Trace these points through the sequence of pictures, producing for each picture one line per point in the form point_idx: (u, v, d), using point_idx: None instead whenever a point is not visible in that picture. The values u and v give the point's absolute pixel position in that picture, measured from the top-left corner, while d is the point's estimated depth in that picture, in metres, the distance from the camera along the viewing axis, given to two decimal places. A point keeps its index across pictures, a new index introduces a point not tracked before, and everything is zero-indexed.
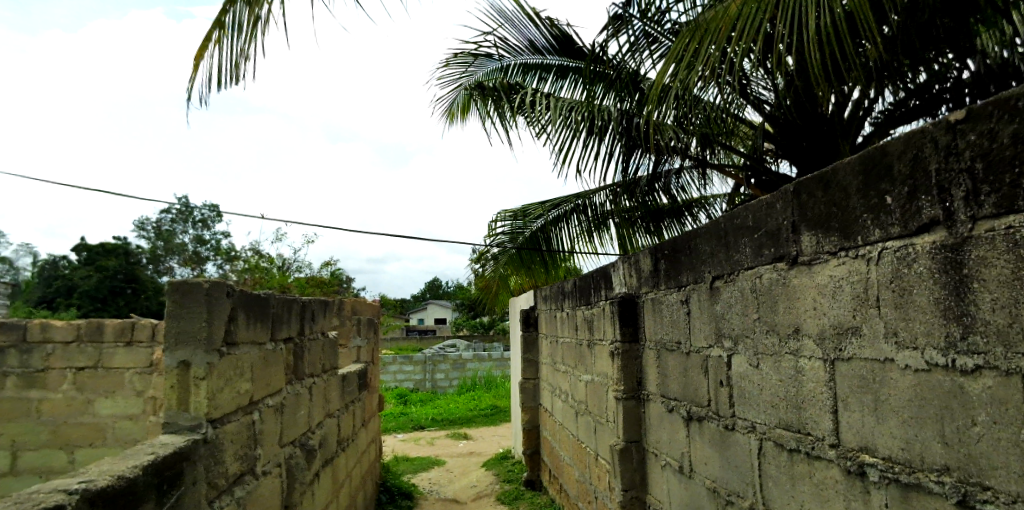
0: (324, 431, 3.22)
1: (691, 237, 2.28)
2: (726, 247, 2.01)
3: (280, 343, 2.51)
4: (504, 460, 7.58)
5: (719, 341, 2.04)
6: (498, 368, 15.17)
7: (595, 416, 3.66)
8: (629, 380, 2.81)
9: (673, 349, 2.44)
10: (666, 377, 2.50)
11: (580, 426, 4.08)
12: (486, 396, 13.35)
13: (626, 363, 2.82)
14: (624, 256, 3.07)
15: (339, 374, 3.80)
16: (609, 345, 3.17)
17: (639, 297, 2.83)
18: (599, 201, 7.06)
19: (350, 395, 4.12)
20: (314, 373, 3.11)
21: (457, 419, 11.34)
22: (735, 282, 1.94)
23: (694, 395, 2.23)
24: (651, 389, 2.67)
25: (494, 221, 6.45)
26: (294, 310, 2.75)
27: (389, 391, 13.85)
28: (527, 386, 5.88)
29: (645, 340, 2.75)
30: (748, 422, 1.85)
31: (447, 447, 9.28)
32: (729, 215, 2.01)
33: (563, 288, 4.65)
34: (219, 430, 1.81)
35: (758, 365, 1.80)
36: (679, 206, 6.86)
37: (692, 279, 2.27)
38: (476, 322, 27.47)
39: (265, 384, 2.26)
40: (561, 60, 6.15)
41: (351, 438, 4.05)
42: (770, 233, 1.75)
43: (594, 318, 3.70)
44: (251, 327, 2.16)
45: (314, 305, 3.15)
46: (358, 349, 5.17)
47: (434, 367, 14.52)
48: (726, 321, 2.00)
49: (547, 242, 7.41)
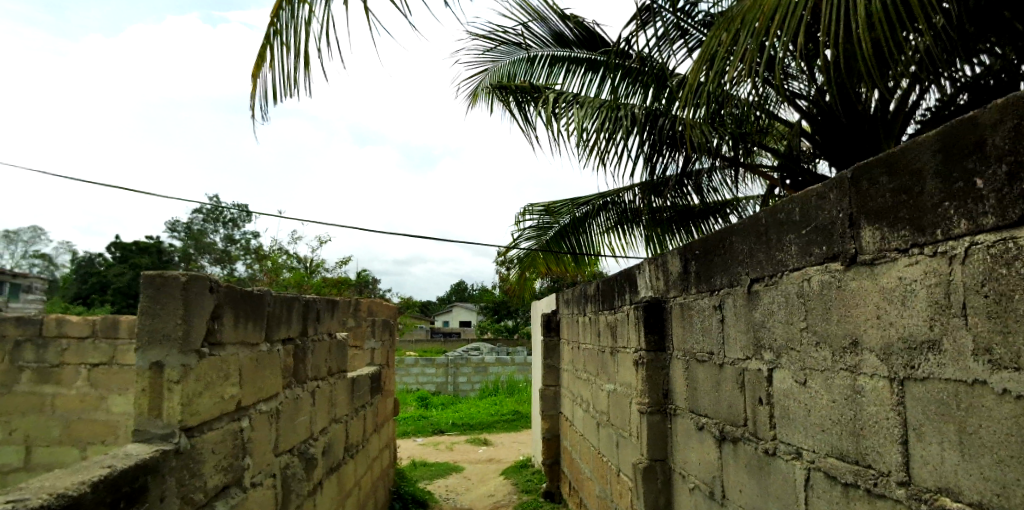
0: (328, 437, 3.07)
1: (726, 234, 2.04)
2: (767, 245, 1.76)
3: (276, 345, 2.34)
4: (524, 468, 7.35)
5: (758, 352, 1.80)
6: (521, 373, 14.94)
7: (617, 429, 3.41)
8: (654, 392, 2.57)
9: (704, 359, 2.19)
10: (695, 391, 2.26)
11: (600, 438, 3.83)
12: (508, 402, 13.13)
13: (652, 374, 2.58)
14: (650, 257, 2.83)
15: (349, 377, 3.65)
16: (633, 353, 2.93)
17: (667, 301, 2.58)
18: (628, 200, 6.86)
19: (361, 399, 3.97)
20: (318, 375, 2.95)
21: (477, 424, 11.13)
22: (778, 286, 1.69)
23: (727, 413, 1.98)
24: (679, 403, 2.42)
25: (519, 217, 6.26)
26: (295, 309, 2.59)
27: (410, 393, 13.77)
28: (547, 393, 5.65)
29: (673, 348, 2.50)
30: (791, 447, 1.60)
31: (466, 452, 9.09)
32: (771, 208, 1.77)
33: (585, 292, 4.42)
34: (195, 439, 1.65)
35: (805, 382, 1.55)
36: (710, 208, 6.58)
37: (726, 282, 2.02)
38: (500, 326, 27.28)
39: (256, 388, 2.10)
40: (588, 53, 5.91)
41: (360, 445, 3.88)
42: (822, 228, 1.50)
43: (617, 323, 3.46)
44: (242, 327, 2.00)
45: (321, 302, 2.99)
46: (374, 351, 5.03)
47: (456, 370, 14.37)
48: (766, 330, 1.75)
49: (573, 239, 7.21)
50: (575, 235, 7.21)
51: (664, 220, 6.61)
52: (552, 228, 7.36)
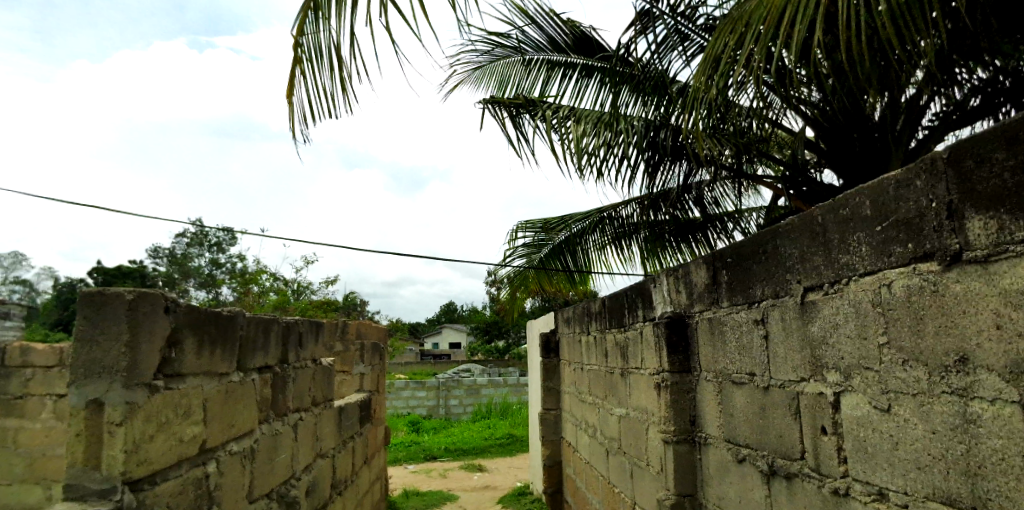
0: (313, 475, 2.74)
1: (767, 237, 1.79)
2: (827, 247, 1.51)
3: (251, 374, 2.03)
4: (522, 497, 6.97)
5: (818, 373, 1.53)
6: (515, 394, 14.56)
7: (631, 457, 3.11)
8: (680, 419, 2.28)
9: (742, 381, 1.92)
10: (732, 417, 1.98)
11: (610, 467, 3.52)
12: (502, 425, 12.73)
13: (678, 398, 2.30)
14: (668, 268, 2.57)
15: (336, 406, 3.32)
16: (651, 375, 2.65)
17: (691, 316, 2.32)
18: (626, 215, 6.62)
19: (349, 429, 3.63)
20: (301, 407, 2.63)
21: (471, 449, 10.70)
22: (845, 294, 1.43)
23: (778, 443, 1.71)
24: (710, 432, 2.14)
25: (513, 232, 6.01)
26: (273, 333, 2.28)
27: (400, 418, 13.30)
28: (547, 418, 5.32)
29: (701, 370, 2.23)
30: (873, 487, 1.33)
31: (459, 480, 8.68)
32: (828, 204, 1.52)
33: (589, 309, 4.14)
34: (145, 494, 1.33)
35: (889, 409, 1.29)
36: (711, 220, 6.38)
37: (770, 293, 1.77)
38: (491, 346, 26.84)
39: (226, 425, 1.78)
40: (584, 60, 5.75)
41: (348, 480, 3.53)
42: (905, 223, 1.25)
43: (628, 342, 3.19)
44: (208, 354, 1.69)
45: (304, 324, 2.68)
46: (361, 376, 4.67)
47: (447, 393, 13.95)
48: (830, 347, 1.49)
49: (570, 255, 6.96)
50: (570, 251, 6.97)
51: (664, 235, 6.40)
52: (547, 244, 7.13)
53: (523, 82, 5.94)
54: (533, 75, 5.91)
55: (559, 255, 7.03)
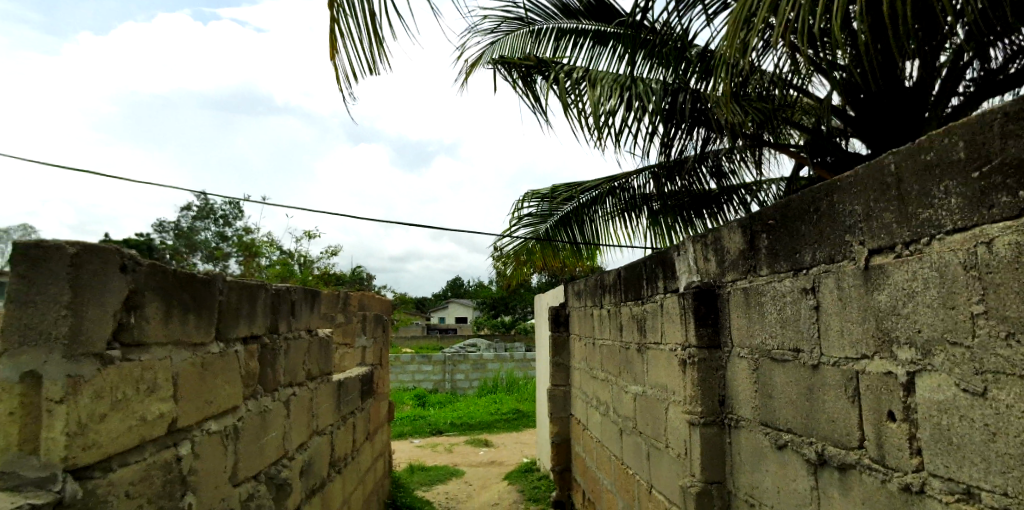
0: (310, 453, 2.57)
1: (821, 194, 1.55)
2: (900, 201, 1.26)
3: (234, 346, 1.83)
4: (529, 473, 6.88)
5: (886, 350, 1.31)
6: (521, 369, 14.48)
7: (647, 438, 2.93)
8: (709, 399, 2.07)
9: (785, 359, 1.70)
10: (771, 399, 1.77)
11: (624, 447, 3.35)
12: (508, 399, 12.67)
13: (708, 376, 2.08)
14: (696, 234, 2.33)
15: (335, 381, 3.15)
16: (674, 351, 2.44)
17: (722, 286, 2.08)
18: (637, 185, 6.35)
19: (350, 405, 3.47)
20: (294, 381, 2.44)
21: (477, 423, 10.64)
22: (924, 257, 1.20)
23: (829, 430, 1.50)
24: (743, 414, 1.94)
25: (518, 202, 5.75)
26: (261, 302, 2.07)
27: (406, 392, 13.26)
28: (555, 394, 5.15)
29: (732, 344, 2.01)
30: (957, 486, 1.12)
31: (465, 454, 8.61)
32: (903, 149, 1.27)
33: (602, 282, 3.92)
34: (97, 483, 1.14)
35: (984, 394, 1.06)
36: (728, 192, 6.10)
37: (824, 258, 1.53)
38: (497, 321, 26.79)
39: (203, 402, 1.59)
40: (598, 26, 5.44)
41: (349, 457, 3.38)
42: (1015, 165, 1.00)
43: (646, 316, 2.97)
44: (179, 322, 1.49)
45: (297, 291, 2.47)
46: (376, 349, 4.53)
47: (453, 367, 13.89)
48: (902, 320, 1.26)
49: (578, 226, 6.71)
50: (577, 222, 6.73)
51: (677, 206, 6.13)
52: (554, 214, 6.83)
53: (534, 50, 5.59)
54: (545, 42, 5.58)
55: (567, 226, 6.78)
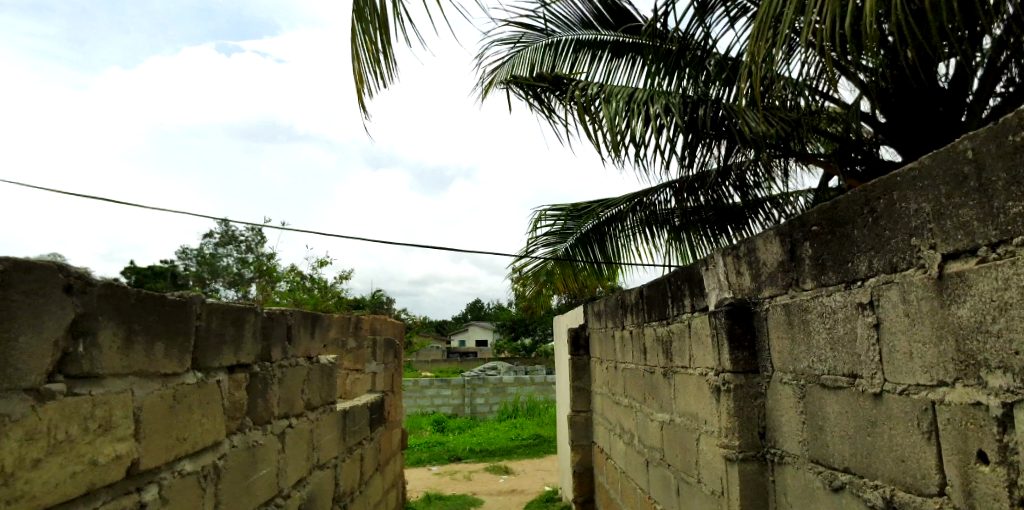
0: (309, 490, 2.38)
1: (878, 193, 1.34)
2: (976, 196, 1.05)
3: (216, 375, 1.67)
4: (550, 503, 6.55)
5: (970, 375, 1.08)
6: (541, 393, 14.14)
7: (677, 471, 2.67)
8: (747, 431, 1.83)
9: (838, 386, 1.47)
10: (822, 431, 1.53)
11: (651, 480, 3.08)
12: (529, 424, 12.33)
13: (745, 405, 1.85)
14: (726, 246, 2.12)
15: (341, 409, 2.96)
16: (707, 375, 2.20)
17: (762, 302, 1.86)
18: (659, 201, 6.11)
19: (357, 435, 3.27)
20: (293, 412, 2.26)
21: (497, 450, 10.32)
22: (1012, 262, 0.97)
23: (898, 470, 1.26)
24: (788, 448, 1.69)
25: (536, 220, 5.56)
26: (250, 326, 1.91)
27: (424, 417, 13.00)
28: (576, 420, 4.88)
29: (774, 368, 1.77)
30: None
31: (484, 483, 8.29)
32: (975, 133, 1.06)
33: (623, 301, 3.70)
34: None
35: None
36: (754, 204, 5.84)
37: (885, 268, 1.31)
38: (517, 343, 26.44)
39: (173, 439, 1.42)
40: (616, 36, 5.31)
41: (357, 491, 3.18)
42: None
43: (673, 336, 2.74)
44: (144, 350, 1.33)
45: (294, 315, 2.31)
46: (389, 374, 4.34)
47: (473, 391, 13.62)
48: (989, 338, 1.03)
49: (599, 245, 6.49)
50: (598, 240, 6.51)
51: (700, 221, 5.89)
52: (573, 233, 6.63)
53: (553, 64, 5.46)
54: (563, 55, 5.46)
55: (588, 244, 6.56)
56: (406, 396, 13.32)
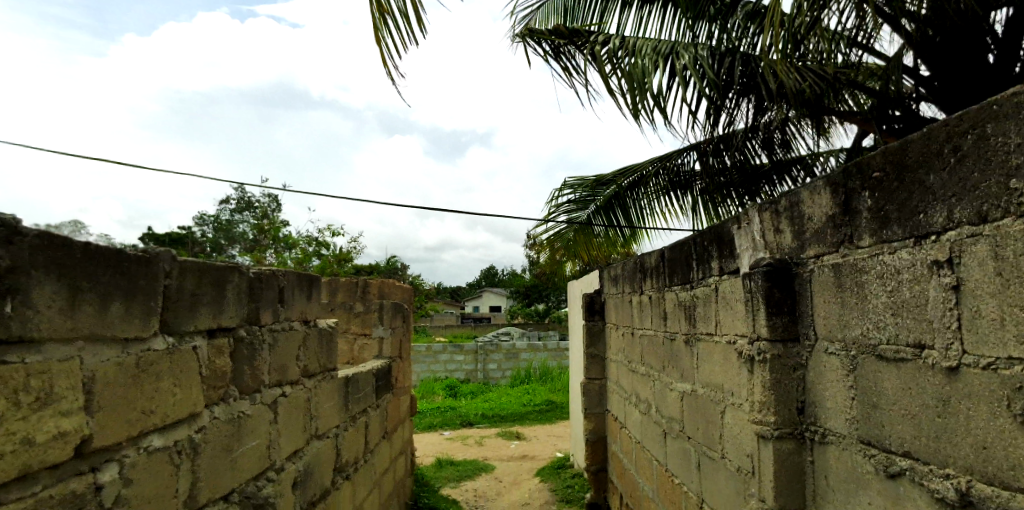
0: (306, 460, 2.25)
1: (962, 127, 1.09)
2: None
3: (189, 341, 1.51)
4: (562, 470, 6.51)
5: None
6: (554, 359, 14.10)
7: (698, 445, 2.50)
8: (784, 407, 1.63)
9: (899, 358, 1.25)
10: (876, 410, 1.32)
11: (668, 452, 2.93)
12: (541, 390, 12.32)
13: (782, 378, 1.64)
14: (764, 201, 1.89)
15: (344, 376, 2.83)
16: (738, 345, 2.00)
17: (807, 263, 1.63)
18: (682, 164, 5.82)
19: (363, 403, 3.16)
20: (286, 380, 2.11)
21: (509, 415, 10.32)
22: None
23: (975, 460, 1.06)
24: (832, 426, 1.49)
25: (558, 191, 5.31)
26: (234, 288, 1.75)
27: (438, 381, 13.07)
28: (589, 388, 4.74)
29: (820, 337, 1.56)
30: None
31: (497, 448, 8.30)
32: None
33: (642, 265, 3.49)
34: None
35: None
36: (783, 165, 5.50)
37: (968, 218, 1.07)
38: (530, 310, 26.40)
39: (131, 411, 1.27)
40: None
41: (361, 460, 3.07)
42: None
43: (698, 302, 2.53)
44: (95, 312, 1.17)
45: (287, 277, 2.14)
46: (399, 340, 4.21)
47: (486, 357, 13.61)
48: None
49: (619, 212, 6.25)
50: (620, 208, 6.26)
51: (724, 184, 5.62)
52: (594, 201, 6.38)
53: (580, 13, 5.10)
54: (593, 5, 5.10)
55: (608, 212, 6.31)
56: (420, 361, 13.37)
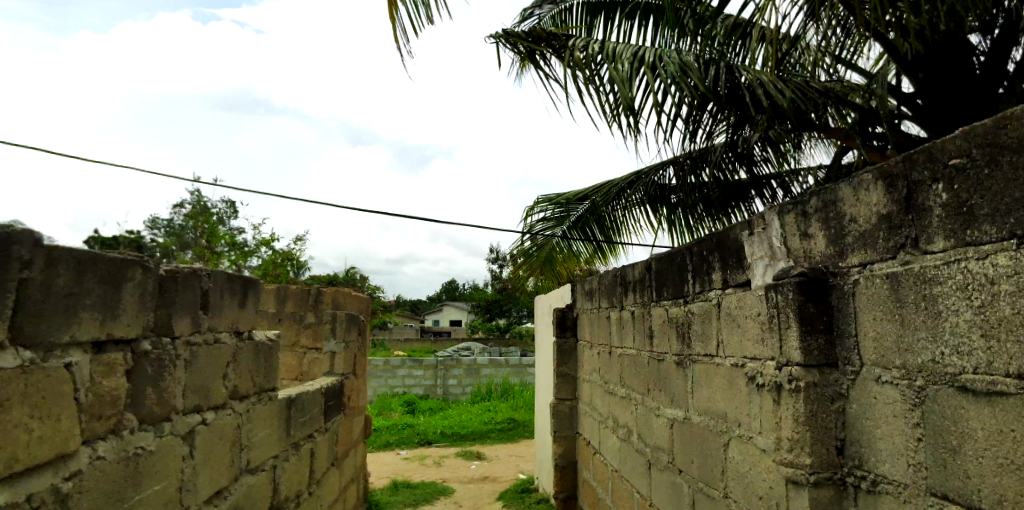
0: (232, 501, 1.84)
1: None
2: None
3: (61, 355, 1.12)
4: (527, 495, 6.13)
5: None
6: (517, 375, 13.73)
7: (692, 479, 2.22)
8: (821, 445, 1.37)
9: (995, 393, 1.00)
10: (958, 456, 1.06)
11: (653, 485, 2.64)
12: (503, 407, 11.93)
13: (817, 410, 1.39)
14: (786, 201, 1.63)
15: (285, 397, 2.42)
16: (756, 367, 1.74)
17: (850, 273, 1.38)
18: (660, 178, 5.67)
19: (309, 428, 2.74)
20: (210, 403, 1.72)
21: (469, 434, 9.88)
22: None
23: None
24: (886, 471, 1.24)
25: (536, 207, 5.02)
26: (137, 287, 1.36)
27: (395, 397, 12.48)
28: (560, 410, 4.42)
29: (869, 361, 1.30)
30: None
31: (455, 469, 7.85)
32: None
33: (623, 278, 3.21)
34: None
35: None
36: (761, 181, 5.42)
37: None
38: (492, 324, 25.97)
39: None
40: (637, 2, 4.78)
41: (305, 494, 2.65)
42: None
43: (694, 319, 2.26)
44: None
45: (213, 279, 1.74)
46: (355, 354, 3.79)
47: (446, 372, 13.12)
48: None
49: (596, 227, 6.05)
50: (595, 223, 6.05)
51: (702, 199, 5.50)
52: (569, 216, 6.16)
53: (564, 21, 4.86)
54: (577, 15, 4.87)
55: (584, 227, 6.09)
56: (377, 375, 12.77)
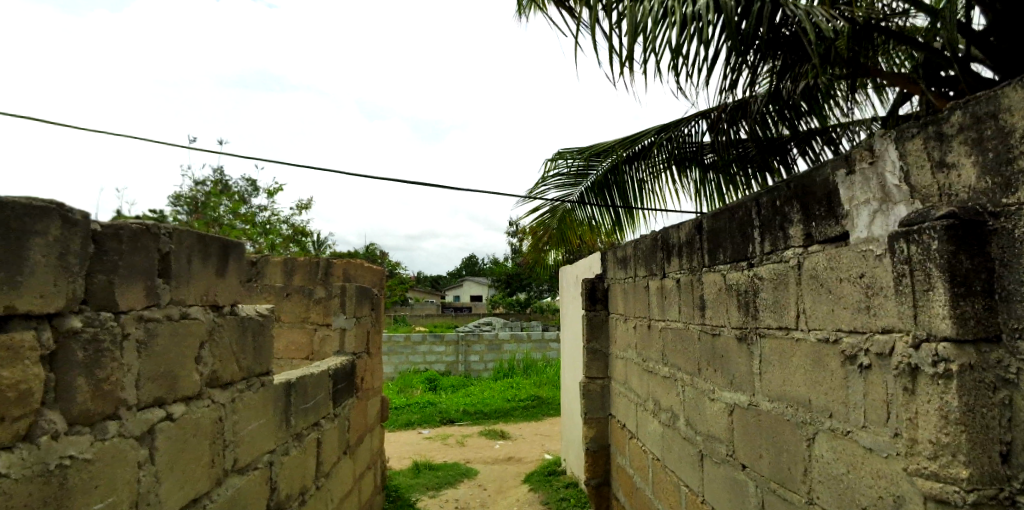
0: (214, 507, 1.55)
1: None
2: None
3: None
4: (554, 476, 5.87)
5: None
6: (539, 351, 13.46)
7: (762, 475, 1.86)
8: (981, 451, 1.00)
9: None
10: None
11: (706, 478, 2.29)
12: (525, 384, 11.70)
13: (975, 404, 1.01)
14: (915, 121, 1.22)
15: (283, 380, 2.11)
16: (866, 344, 1.36)
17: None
18: (691, 135, 5.18)
19: (315, 415, 2.44)
20: (176, 392, 1.40)
21: (492, 411, 9.66)
22: None
23: None
24: None
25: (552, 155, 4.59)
26: (52, 245, 1.02)
27: (416, 374, 12.33)
28: (590, 389, 4.07)
29: None
30: None
31: (480, 448, 7.63)
32: None
33: (665, 242, 2.82)
34: None
35: None
36: (808, 136, 4.83)
37: None
38: (512, 300, 25.72)
39: None
40: None
41: (310, 487, 2.37)
42: None
43: (762, 286, 1.87)
44: None
45: (175, 239, 1.39)
46: (367, 330, 3.45)
47: (467, 348, 12.92)
48: None
49: (618, 189, 5.59)
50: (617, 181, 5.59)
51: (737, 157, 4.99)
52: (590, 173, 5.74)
53: None
54: None
55: (606, 188, 5.67)
56: (398, 353, 12.62)
